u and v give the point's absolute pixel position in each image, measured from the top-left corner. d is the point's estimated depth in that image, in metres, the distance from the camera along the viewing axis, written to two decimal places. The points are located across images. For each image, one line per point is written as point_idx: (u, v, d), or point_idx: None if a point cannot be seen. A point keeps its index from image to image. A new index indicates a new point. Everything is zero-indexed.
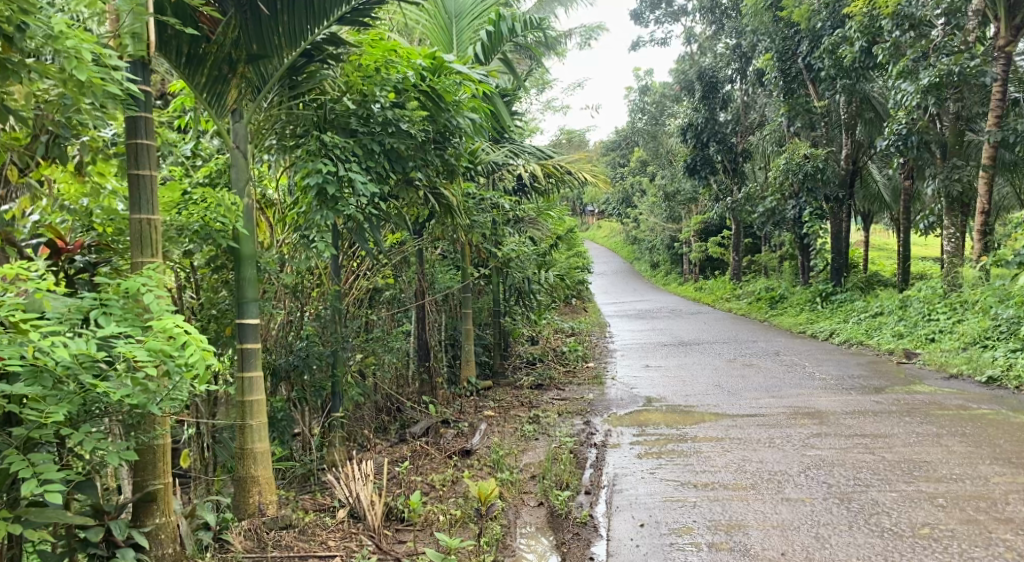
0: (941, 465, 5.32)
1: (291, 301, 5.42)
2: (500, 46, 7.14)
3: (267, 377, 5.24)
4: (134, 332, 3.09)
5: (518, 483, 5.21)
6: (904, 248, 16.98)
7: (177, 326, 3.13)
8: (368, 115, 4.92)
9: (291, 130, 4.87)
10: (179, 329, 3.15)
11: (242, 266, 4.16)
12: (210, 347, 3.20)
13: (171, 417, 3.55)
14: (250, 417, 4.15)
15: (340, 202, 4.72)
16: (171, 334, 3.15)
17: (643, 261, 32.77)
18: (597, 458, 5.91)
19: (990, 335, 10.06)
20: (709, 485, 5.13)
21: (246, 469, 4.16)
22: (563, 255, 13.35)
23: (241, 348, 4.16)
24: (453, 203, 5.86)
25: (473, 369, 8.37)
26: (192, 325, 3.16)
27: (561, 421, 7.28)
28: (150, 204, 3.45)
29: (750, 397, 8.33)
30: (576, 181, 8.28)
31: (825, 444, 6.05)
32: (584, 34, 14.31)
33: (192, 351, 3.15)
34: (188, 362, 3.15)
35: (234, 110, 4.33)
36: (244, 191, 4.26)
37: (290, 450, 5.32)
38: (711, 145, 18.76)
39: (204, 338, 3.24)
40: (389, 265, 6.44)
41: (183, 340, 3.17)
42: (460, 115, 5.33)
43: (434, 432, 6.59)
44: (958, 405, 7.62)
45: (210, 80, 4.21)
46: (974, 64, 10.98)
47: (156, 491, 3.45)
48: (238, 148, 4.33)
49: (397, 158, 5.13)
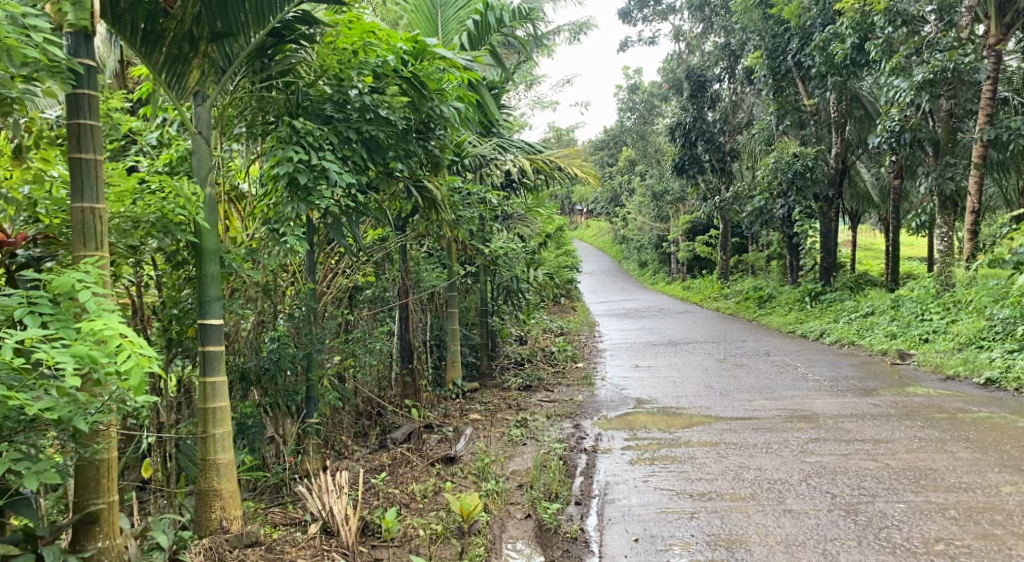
0: (948, 473, 5.05)
1: (262, 300, 5.09)
2: (488, 36, 6.76)
3: (236, 382, 4.90)
4: (59, 334, 2.80)
5: (504, 494, 4.91)
6: (893, 247, 16.80)
7: (111, 329, 2.84)
8: (344, 100, 4.65)
9: (260, 117, 4.59)
10: (114, 332, 2.85)
11: (203, 263, 3.84)
12: (148, 352, 2.92)
13: (118, 427, 3.25)
14: (214, 426, 3.85)
15: (312, 193, 4.45)
16: (102, 338, 2.85)
17: (630, 261, 32.53)
18: (588, 465, 5.63)
19: (986, 335, 9.85)
20: (706, 496, 4.85)
21: (207, 482, 3.85)
22: (551, 255, 13.07)
23: (203, 351, 3.84)
24: (437, 197, 5.58)
25: (459, 371, 8.07)
26: (129, 328, 2.87)
27: (550, 425, 6.98)
28: (95, 190, 3.14)
29: (744, 399, 8.06)
30: (565, 178, 7.98)
31: (825, 450, 5.79)
32: (572, 30, 14.05)
33: (127, 357, 2.86)
34: (122, 369, 2.85)
35: (196, 92, 3.98)
36: (207, 180, 3.89)
37: (261, 458, 5.01)
38: (699, 144, 18.45)
39: (143, 343, 2.95)
40: (369, 262, 6.18)
41: (117, 345, 2.87)
42: (444, 104, 5.08)
43: (417, 437, 6.27)
44: (958, 408, 7.39)
45: (168, 59, 3.86)
46: (968, 61, 10.79)
47: (98, 511, 3.16)
48: (200, 134, 3.96)
49: (376, 148, 4.87)
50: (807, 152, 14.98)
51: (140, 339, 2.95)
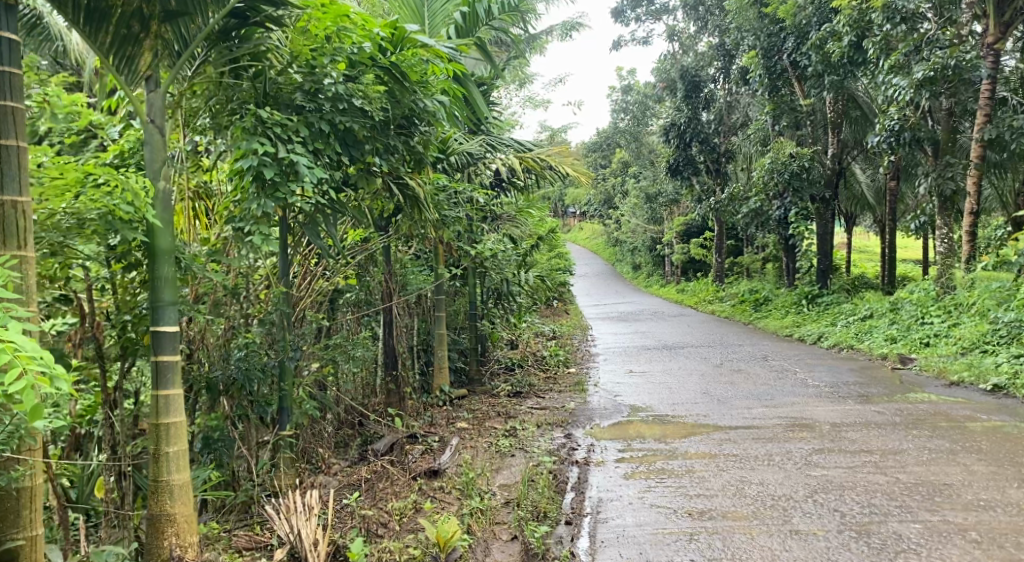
0: (965, 489, 4.74)
1: (232, 303, 4.77)
2: (475, 29, 6.44)
3: (201, 392, 4.55)
4: None
5: (490, 512, 4.60)
6: (890, 250, 16.54)
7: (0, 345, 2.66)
8: (316, 89, 4.34)
9: (224, 107, 4.26)
10: (4, 348, 2.67)
11: (156, 263, 3.50)
12: (41, 371, 2.75)
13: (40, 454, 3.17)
14: (168, 444, 3.51)
15: (281, 188, 4.13)
16: None
17: (624, 263, 32.17)
18: (579, 479, 5.29)
19: (990, 339, 9.56)
20: (705, 514, 4.53)
21: (159, 506, 3.51)
22: (544, 256, 12.72)
23: (156, 361, 3.50)
24: (419, 195, 5.24)
25: (446, 377, 7.73)
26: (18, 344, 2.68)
27: (540, 434, 6.64)
28: (17, 181, 3.02)
29: (742, 407, 7.73)
30: (557, 177, 7.66)
31: (831, 463, 5.46)
32: (564, 28, 13.72)
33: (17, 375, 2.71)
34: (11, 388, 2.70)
35: (149, 77, 3.63)
36: (159, 174, 3.53)
37: (228, 473, 4.66)
38: (693, 145, 18.14)
39: (39, 360, 2.78)
40: (350, 264, 5.84)
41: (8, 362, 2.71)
42: (427, 97, 4.79)
43: (399, 449, 5.91)
44: (966, 416, 7.08)
45: (117, 39, 3.54)
46: (969, 58, 10.50)
47: (17, 547, 3.07)
48: (153, 122, 3.57)
49: (353, 142, 4.57)
50: (803, 153, 14.72)
51: (38, 354, 2.78)
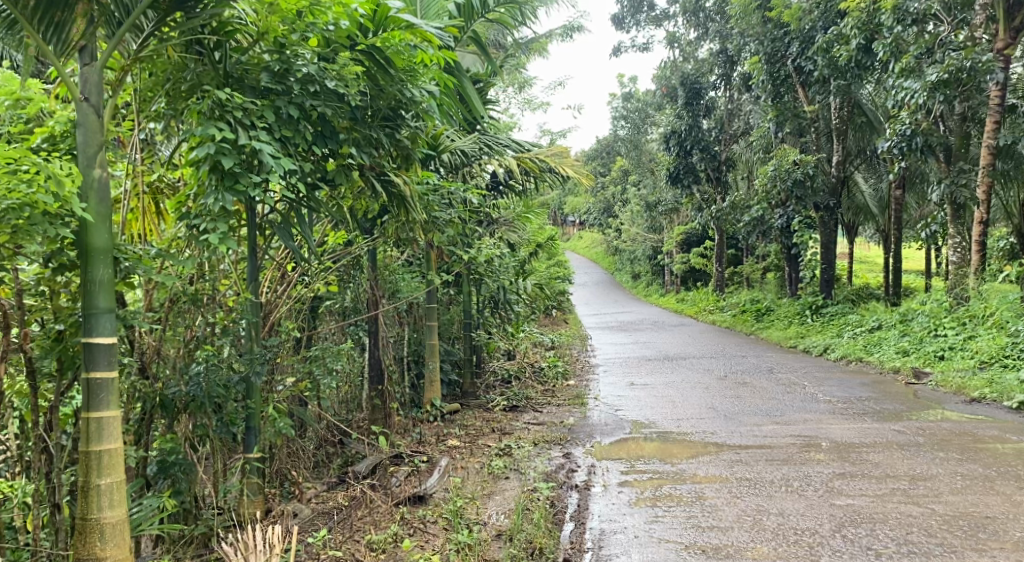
0: (1012, 524, 4.26)
1: (194, 312, 4.26)
2: (472, 23, 6.02)
3: (156, 411, 4.07)
4: None
5: (479, 547, 4.11)
6: (897, 261, 15.76)
7: None
8: (286, 70, 3.87)
9: (182, 90, 3.85)
10: None
11: (89, 264, 3.14)
12: None
13: None
14: (100, 474, 3.15)
15: (241, 180, 3.64)
16: None
17: (625, 272, 31.56)
18: (579, 508, 4.79)
19: (1010, 353, 9.07)
20: (722, 551, 4.05)
21: (88, 549, 3.15)
22: (542, 263, 12.19)
23: (88, 379, 3.14)
24: (406, 194, 4.64)
25: (438, 391, 7.22)
26: None
27: (535, 454, 6.12)
28: None
29: (751, 424, 7.20)
30: (557, 180, 7.14)
31: (855, 490, 4.96)
32: (563, 29, 13.25)
33: None
34: None
35: (82, 47, 3.26)
36: (94, 160, 3.16)
37: (188, 501, 4.15)
38: (694, 153, 17.67)
39: None
40: (330, 272, 5.29)
41: None
42: (415, 86, 4.31)
43: (383, 470, 5.38)
44: (995, 437, 6.57)
45: (42, 3, 3.21)
46: (986, 59, 9.80)
47: None
48: (86, 102, 3.21)
49: (327, 131, 4.08)
50: (808, 160, 14.13)
51: None
